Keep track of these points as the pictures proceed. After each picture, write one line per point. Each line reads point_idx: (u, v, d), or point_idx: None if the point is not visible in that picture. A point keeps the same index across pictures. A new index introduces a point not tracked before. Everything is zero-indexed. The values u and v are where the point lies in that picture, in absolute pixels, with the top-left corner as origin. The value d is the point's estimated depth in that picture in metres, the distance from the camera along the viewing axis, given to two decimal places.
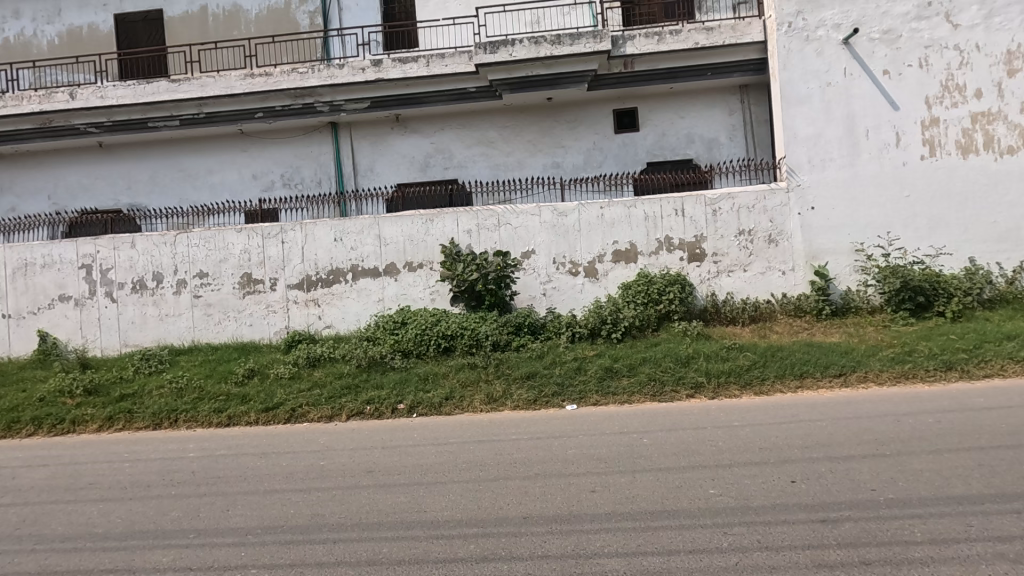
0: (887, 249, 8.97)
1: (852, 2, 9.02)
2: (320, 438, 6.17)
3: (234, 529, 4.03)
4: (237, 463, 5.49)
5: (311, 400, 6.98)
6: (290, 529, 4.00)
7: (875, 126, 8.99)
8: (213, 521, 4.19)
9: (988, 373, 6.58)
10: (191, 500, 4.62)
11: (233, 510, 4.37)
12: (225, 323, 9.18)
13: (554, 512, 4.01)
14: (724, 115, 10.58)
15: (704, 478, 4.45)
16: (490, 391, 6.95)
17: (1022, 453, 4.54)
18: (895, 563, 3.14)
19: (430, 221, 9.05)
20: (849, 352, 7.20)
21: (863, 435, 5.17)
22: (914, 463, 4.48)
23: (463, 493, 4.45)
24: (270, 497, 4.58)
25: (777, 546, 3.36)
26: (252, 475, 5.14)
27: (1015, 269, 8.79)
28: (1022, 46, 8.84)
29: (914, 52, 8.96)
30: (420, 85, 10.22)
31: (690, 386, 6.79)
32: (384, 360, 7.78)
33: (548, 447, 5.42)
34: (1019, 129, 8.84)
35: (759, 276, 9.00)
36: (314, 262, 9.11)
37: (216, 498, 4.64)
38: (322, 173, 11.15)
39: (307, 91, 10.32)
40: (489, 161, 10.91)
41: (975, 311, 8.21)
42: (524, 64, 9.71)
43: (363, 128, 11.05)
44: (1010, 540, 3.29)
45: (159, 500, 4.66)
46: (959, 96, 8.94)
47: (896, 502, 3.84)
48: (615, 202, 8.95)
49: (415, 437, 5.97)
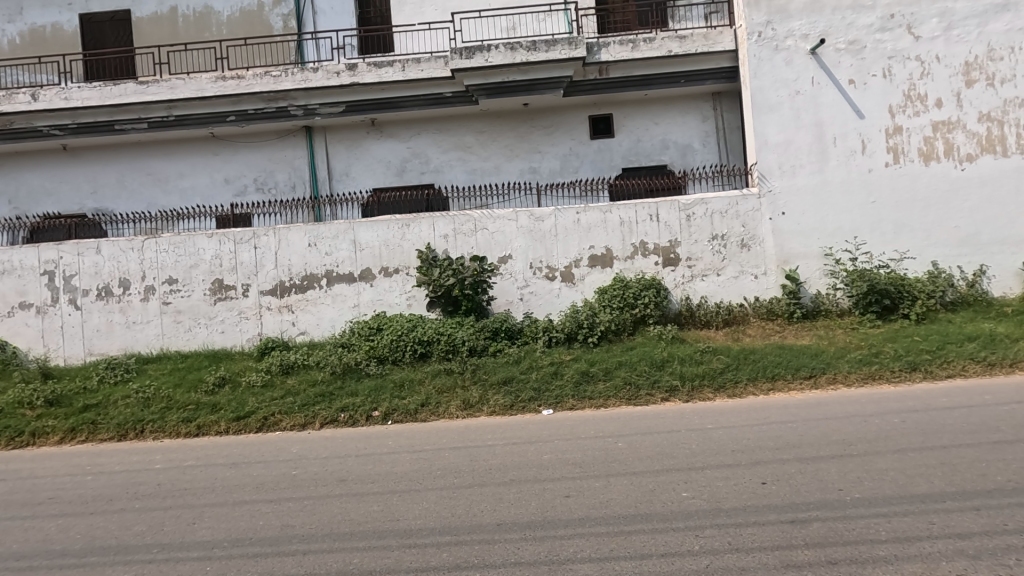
0: (854, 253, 9.21)
1: (819, 13, 9.27)
2: (292, 446, 6.07)
3: (200, 543, 3.93)
4: (205, 474, 5.37)
5: (284, 408, 6.86)
6: (258, 541, 3.91)
7: (842, 133, 9.24)
8: (178, 534, 4.09)
9: (951, 373, 6.79)
10: (156, 514, 4.50)
11: (199, 523, 4.26)
12: (195, 330, 8.98)
13: (529, 517, 4.01)
14: (698, 121, 10.76)
15: (677, 481, 4.49)
16: (467, 397, 6.92)
17: (983, 452, 4.68)
18: (861, 562, 3.20)
19: (406, 225, 9.00)
20: (819, 354, 7.36)
21: (832, 435, 5.28)
22: (880, 462, 4.59)
23: (437, 501, 4.41)
24: (239, 509, 4.48)
25: (747, 548, 3.41)
26: (221, 486, 5.02)
27: (975, 273, 9.10)
28: (979, 58, 9.19)
29: (878, 62, 9.25)
30: (395, 90, 10.18)
31: (665, 389, 6.86)
32: (359, 367, 7.70)
33: (523, 453, 5.42)
34: (977, 137, 9.16)
35: (732, 280, 9.15)
36: (288, 267, 8.98)
37: (182, 511, 4.52)
38: (296, 177, 11.01)
39: (281, 95, 10.20)
40: (466, 165, 10.90)
41: (938, 314, 8.46)
42: (500, 69, 9.74)
43: (338, 132, 10.95)
44: (969, 537, 3.39)
45: (123, 515, 4.52)
46: (921, 105, 9.24)
47: (863, 501, 3.93)
48: (591, 207, 9.02)
49: (390, 445, 5.90)
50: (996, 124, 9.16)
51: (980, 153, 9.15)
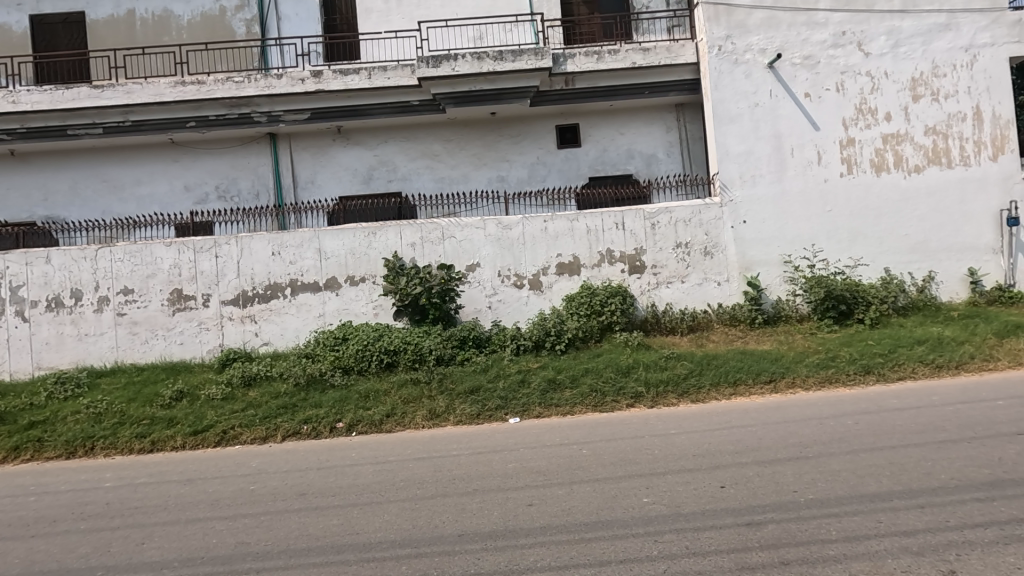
0: (812, 259, 9.53)
1: (776, 29, 9.61)
2: (252, 461, 5.92)
3: (149, 564, 3.79)
4: (158, 492, 5.17)
5: (243, 422, 6.68)
6: (210, 560, 3.79)
7: (799, 144, 9.57)
8: (126, 555, 3.94)
9: (902, 375, 7.08)
10: (102, 535, 4.31)
11: (148, 543, 4.11)
12: (152, 342, 8.69)
13: (490, 527, 4.00)
14: (662, 132, 10.99)
15: (639, 487, 4.55)
16: (433, 406, 6.88)
17: (929, 450, 4.89)
18: (812, 562, 3.29)
19: (373, 233, 8.92)
20: (779, 358, 7.57)
21: (790, 438, 5.44)
22: (834, 463, 4.75)
23: (399, 512, 4.36)
24: (192, 527, 4.34)
25: (704, 552, 3.47)
26: (174, 505, 4.85)
27: (925, 279, 9.52)
28: (925, 74, 9.66)
29: (831, 77, 9.62)
30: (361, 97, 10.11)
31: (631, 395, 6.95)
32: (323, 377, 7.57)
33: (487, 461, 5.42)
34: (924, 149, 9.61)
35: (695, 287, 9.34)
36: (250, 276, 8.79)
37: (131, 531, 4.35)
38: (259, 185, 10.81)
39: (243, 101, 10.00)
40: (433, 173, 10.87)
41: (890, 318, 8.81)
42: (466, 78, 9.78)
43: (303, 139, 10.79)
44: (913, 534, 3.53)
45: (66, 537, 4.32)
46: (872, 118, 9.64)
47: (816, 502, 4.05)
48: (558, 215, 9.11)
49: (354, 457, 5.81)
50: (941, 137, 9.63)
51: (926, 164, 9.60)
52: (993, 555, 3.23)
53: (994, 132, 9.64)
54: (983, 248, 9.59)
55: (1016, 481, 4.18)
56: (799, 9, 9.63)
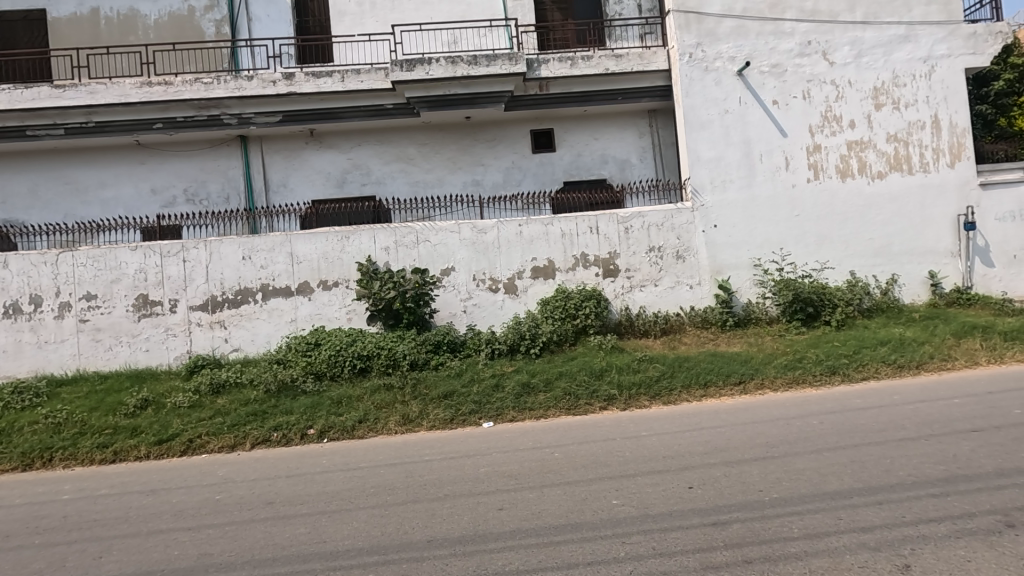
0: (780, 263, 9.75)
1: (745, 38, 9.84)
2: (218, 470, 5.79)
3: None
4: (118, 504, 5.02)
5: (211, 430, 6.53)
6: (171, 572, 3.70)
7: (768, 150, 9.79)
8: (82, 570, 3.81)
9: (866, 375, 7.28)
10: (58, 549, 4.16)
11: (107, 557, 3.98)
12: (117, 349, 8.45)
13: (459, 532, 3.99)
14: (635, 137, 11.12)
15: (608, 489, 4.59)
16: (406, 412, 6.83)
17: (889, 448, 5.05)
18: (774, 559, 3.36)
19: (346, 237, 8.83)
20: (749, 360, 7.71)
21: (757, 438, 5.55)
22: (798, 462, 4.86)
23: (369, 519, 4.31)
24: (152, 539, 4.23)
25: (671, 552, 3.51)
26: (136, 516, 4.71)
27: (888, 281, 9.82)
28: (886, 83, 9.98)
29: (798, 85, 9.88)
30: (333, 100, 10.01)
31: (604, 398, 7.00)
32: (295, 384, 7.45)
33: (459, 466, 5.40)
34: (887, 156, 9.92)
35: (668, 290, 9.46)
36: (219, 281, 8.61)
37: (89, 544, 4.22)
38: (230, 188, 10.61)
39: (212, 103, 9.81)
40: (408, 177, 10.81)
41: (855, 320, 9.06)
42: (440, 82, 9.76)
43: (275, 142, 10.63)
44: (871, 530, 3.63)
45: (19, 552, 4.15)
46: (837, 125, 9.92)
47: (780, 501, 4.14)
48: (533, 219, 9.14)
49: (324, 464, 5.73)
50: (902, 144, 9.95)
51: (889, 171, 9.91)
52: (946, 549, 3.34)
53: (951, 140, 10.01)
54: (942, 251, 9.93)
55: (970, 476, 4.33)
56: (766, 19, 9.87)
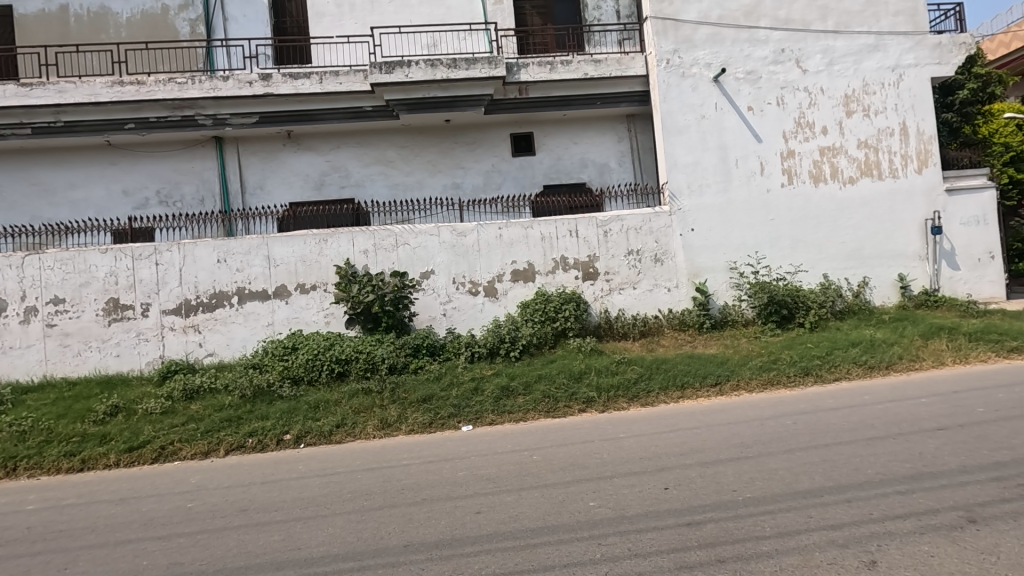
0: (756, 266, 9.91)
1: (720, 45, 10.01)
2: (191, 477, 5.67)
3: None
4: (86, 513, 4.89)
5: (184, 436, 6.39)
6: None
7: (743, 155, 9.96)
8: None
9: (838, 376, 7.44)
10: (21, 562, 4.04)
11: (72, 568, 3.87)
12: (86, 354, 8.23)
13: (436, 536, 3.97)
14: (614, 141, 11.22)
15: (586, 491, 4.61)
16: (385, 416, 6.77)
17: (859, 447, 5.17)
18: (746, 557, 3.41)
19: (324, 240, 8.75)
20: (725, 361, 7.83)
21: (732, 439, 5.64)
22: (770, 462, 4.95)
23: (344, 525, 4.27)
24: (121, 549, 4.12)
25: (645, 553, 3.54)
26: (104, 526, 4.59)
27: (860, 284, 10.05)
28: (857, 91, 10.24)
29: (773, 91, 10.08)
30: (312, 102, 9.91)
31: (582, 400, 7.04)
32: (271, 389, 7.35)
33: (437, 470, 5.38)
34: (858, 162, 10.17)
35: (647, 293, 9.55)
36: (193, 284, 8.46)
37: (54, 556, 4.09)
38: (204, 190, 10.42)
39: (187, 103, 9.64)
40: (388, 180, 10.74)
41: (829, 321, 9.24)
42: (419, 84, 9.73)
43: (251, 144, 10.48)
44: (840, 527, 3.71)
45: None
46: (810, 131, 10.13)
47: (753, 500, 4.20)
48: (512, 223, 9.17)
49: (300, 469, 5.66)
50: (873, 150, 10.21)
51: (860, 176, 10.15)
52: (910, 545, 3.43)
53: (919, 147, 10.30)
54: (911, 255, 10.21)
55: (934, 473, 4.46)
56: (741, 27, 10.06)
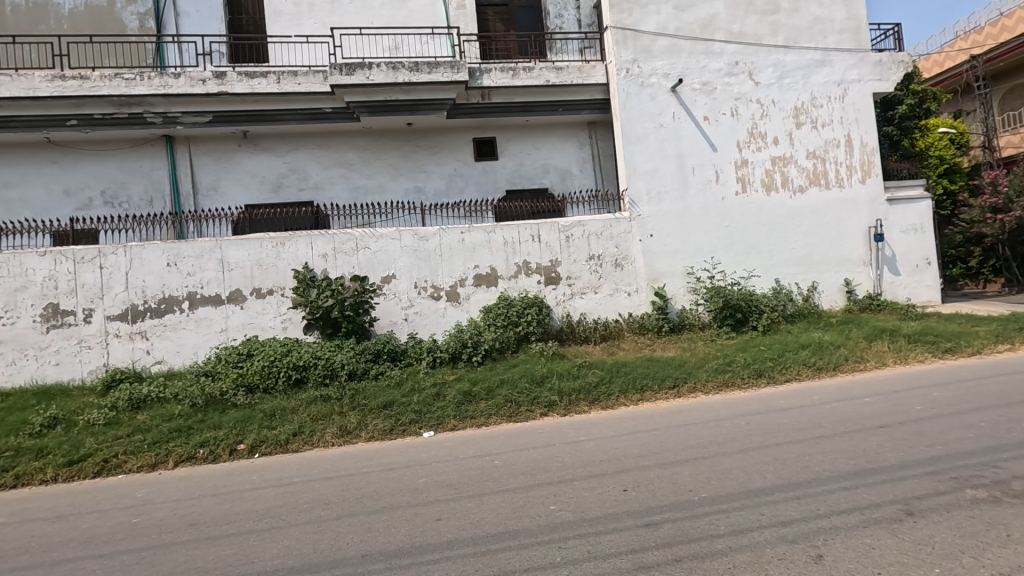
0: (711, 271, 10.19)
1: (678, 56, 10.29)
2: (137, 491, 5.41)
3: None
4: (19, 533, 4.59)
5: (129, 448, 6.09)
6: None
7: (700, 164, 10.24)
8: None
9: (788, 377, 7.71)
10: None
11: None
12: (21, 363, 7.75)
13: (396, 545, 3.91)
14: (576, 148, 11.36)
15: (547, 495, 4.64)
16: (344, 423, 6.62)
17: (810, 445, 5.38)
18: (701, 556, 3.49)
19: (281, 244, 8.54)
20: (682, 364, 8.02)
21: (689, 440, 5.78)
22: (725, 462, 5.10)
23: (300, 537, 4.16)
24: (58, 569, 3.90)
25: (604, 554, 3.58)
26: (39, 545, 4.34)
27: (809, 288, 10.46)
28: (806, 103, 10.69)
29: (727, 102, 10.41)
30: (269, 102, 9.68)
31: (544, 404, 7.06)
32: (224, 397, 7.11)
33: (398, 478, 5.30)
34: (806, 171, 10.61)
35: (608, 297, 9.69)
36: (141, 289, 8.11)
37: None
38: (153, 191, 10.03)
39: (134, 99, 9.23)
40: (348, 183, 10.56)
41: (780, 324, 9.58)
42: (380, 87, 9.63)
43: (204, 144, 10.13)
44: (789, 523, 3.85)
45: None
46: (762, 141, 10.51)
47: (709, 499, 4.31)
48: (475, 227, 9.17)
49: (255, 480, 5.48)
50: (820, 160, 10.67)
51: (809, 185, 10.60)
52: (854, 538, 3.58)
53: (863, 158, 10.82)
54: (856, 261, 10.70)
55: (876, 469, 4.68)
56: (697, 39, 10.37)
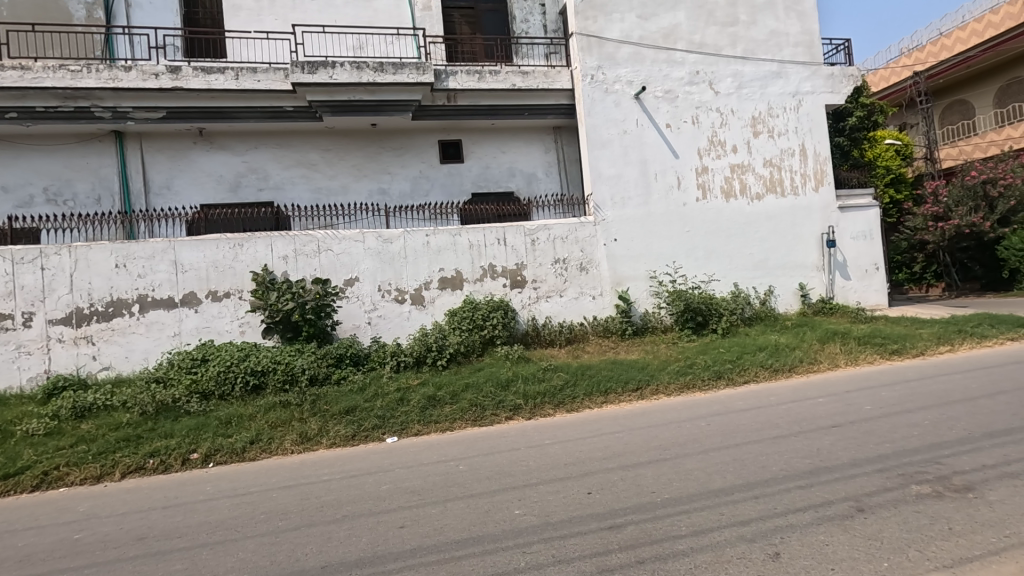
0: (673, 275, 10.39)
1: (641, 64, 10.50)
2: (79, 505, 5.12)
3: None
4: None
5: (71, 460, 5.75)
6: None
7: (662, 170, 10.45)
8: None
9: (747, 378, 7.91)
10: None
11: None
12: None
13: (357, 554, 3.82)
14: (541, 152, 11.42)
15: (511, 499, 4.62)
16: (304, 430, 6.44)
17: (768, 445, 5.53)
18: (663, 557, 3.53)
19: (239, 245, 8.28)
20: (645, 367, 8.14)
21: (652, 441, 5.87)
22: (687, 463, 5.19)
23: (257, 549, 4.02)
24: None
25: (569, 558, 3.59)
26: None
27: (766, 292, 10.78)
28: (763, 113, 11.04)
29: (688, 110, 10.67)
30: (226, 99, 9.40)
31: (509, 408, 7.03)
32: (176, 405, 6.84)
33: (360, 485, 5.20)
34: (763, 179, 10.95)
35: (573, 301, 9.77)
36: (87, 292, 7.74)
37: None
38: (101, 189, 9.60)
39: (80, 93, 8.81)
40: (309, 183, 10.35)
41: (738, 327, 9.84)
42: (343, 87, 9.48)
43: (156, 141, 9.77)
44: (748, 522, 3.94)
45: None
46: (722, 149, 10.79)
47: (672, 501, 4.38)
48: (440, 230, 9.11)
49: (209, 491, 5.27)
50: (776, 169, 11.03)
51: (765, 192, 10.94)
52: (809, 535, 3.69)
53: (816, 167, 11.24)
54: (809, 266, 11.09)
55: (830, 467, 4.84)
56: (660, 48, 10.60)
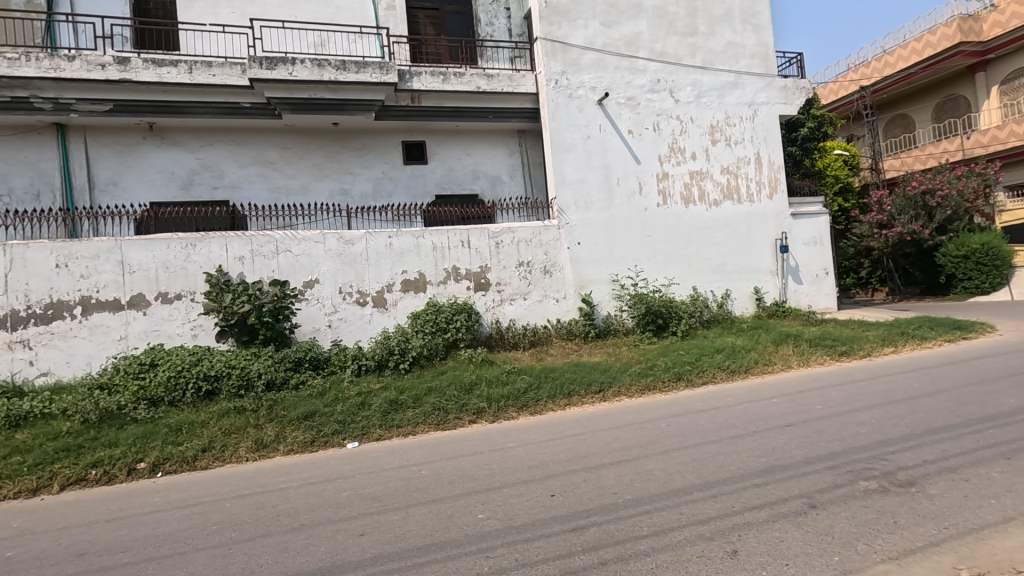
0: (634, 279, 10.55)
1: (604, 70, 10.66)
2: (10, 520, 4.80)
3: None
4: None
5: (4, 472, 5.39)
6: None
7: (624, 175, 10.61)
8: None
9: (704, 379, 8.09)
10: None
11: None
12: None
13: (316, 564, 3.72)
14: (505, 155, 11.44)
15: (475, 503, 4.59)
16: (260, 436, 6.24)
17: (726, 444, 5.67)
18: (625, 558, 3.56)
19: (192, 245, 8.00)
20: (607, 369, 8.24)
21: (614, 443, 5.94)
22: (648, 463, 5.26)
23: (208, 562, 3.86)
24: None
25: (533, 561, 3.58)
26: None
27: (722, 296, 11.08)
28: (720, 122, 11.35)
29: (650, 117, 10.88)
30: (179, 93, 9.07)
31: (472, 412, 6.98)
32: (122, 412, 6.54)
33: (320, 492, 5.06)
34: (720, 186, 11.25)
35: (536, 303, 9.80)
36: (24, 293, 7.31)
37: None
38: (40, 185, 9.12)
39: (18, 83, 8.34)
40: (267, 183, 10.08)
41: (697, 330, 10.07)
42: (304, 84, 9.29)
43: (102, 135, 9.35)
44: (708, 521, 4.01)
45: None
46: (681, 156, 11.04)
47: (634, 501, 4.44)
48: (404, 232, 9.00)
49: (157, 502, 5.03)
50: (733, 176, 11.35)
51: (723, 199, 11.24)
52: (765, 532, 3.79)
53: (770, 175, 11.62)
54: (764, 270, 11.45)
55: (784, 465, 5.00)
56: (622, 55, 10.79)
